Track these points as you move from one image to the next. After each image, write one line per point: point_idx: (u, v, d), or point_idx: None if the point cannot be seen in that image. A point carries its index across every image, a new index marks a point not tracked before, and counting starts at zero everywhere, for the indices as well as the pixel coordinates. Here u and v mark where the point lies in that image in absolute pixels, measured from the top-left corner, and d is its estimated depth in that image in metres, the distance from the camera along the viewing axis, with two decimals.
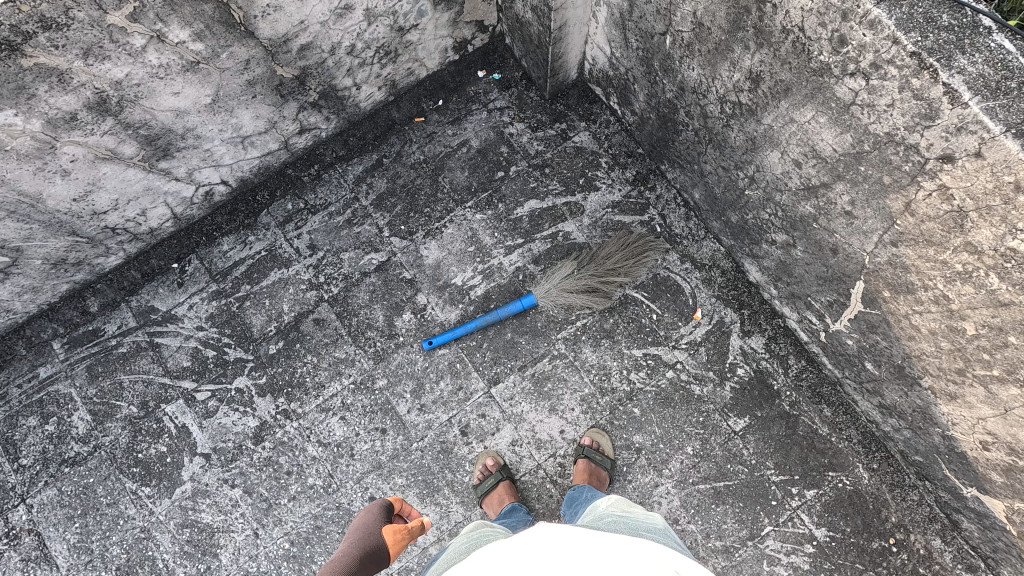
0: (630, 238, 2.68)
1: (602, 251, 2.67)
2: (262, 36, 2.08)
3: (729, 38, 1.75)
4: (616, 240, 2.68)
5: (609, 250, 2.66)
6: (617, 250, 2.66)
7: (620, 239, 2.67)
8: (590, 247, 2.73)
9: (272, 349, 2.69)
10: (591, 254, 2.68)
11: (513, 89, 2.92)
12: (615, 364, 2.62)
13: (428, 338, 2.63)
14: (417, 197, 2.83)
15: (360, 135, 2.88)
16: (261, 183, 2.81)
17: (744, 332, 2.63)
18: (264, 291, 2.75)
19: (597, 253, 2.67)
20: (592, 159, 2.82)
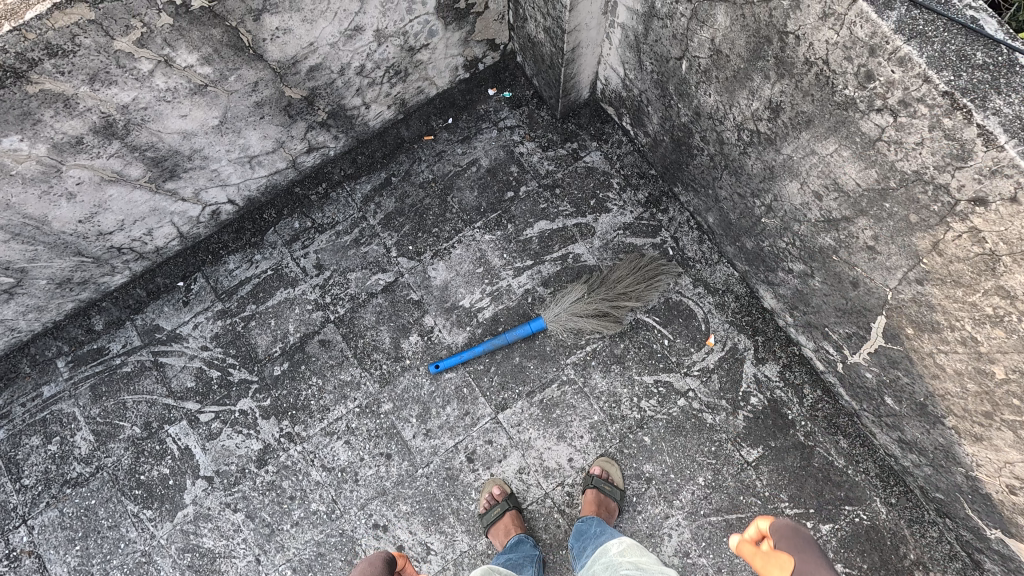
0: (642, 261, 2.62)
1: (614, 274, 2.62)
2: (270, 59, 2.03)
3: (749, 67, 1.70)
4: (628, 263, 2.62)
5: (621, 273, 2.61)
6: (629, 274, 2.60)
7: (633, 262, 2.62)
8: (601, 269, 2.68)
9: (277, 371, 2.65)
10: (602, 277, 2.63)
11: (524, 107, 2.88)
12: (626, 391, 2.57)
13: (435, 362, 2.58)
14: (425, 217, 2.79)
15: (369, 153, 2.84)
16: (268, 201, 2.79)
17: (758, 359, 2.57)
18: (269, 311, 2.71)
19: (608, 276, 2.62)
20: (604, 179, 2.78)
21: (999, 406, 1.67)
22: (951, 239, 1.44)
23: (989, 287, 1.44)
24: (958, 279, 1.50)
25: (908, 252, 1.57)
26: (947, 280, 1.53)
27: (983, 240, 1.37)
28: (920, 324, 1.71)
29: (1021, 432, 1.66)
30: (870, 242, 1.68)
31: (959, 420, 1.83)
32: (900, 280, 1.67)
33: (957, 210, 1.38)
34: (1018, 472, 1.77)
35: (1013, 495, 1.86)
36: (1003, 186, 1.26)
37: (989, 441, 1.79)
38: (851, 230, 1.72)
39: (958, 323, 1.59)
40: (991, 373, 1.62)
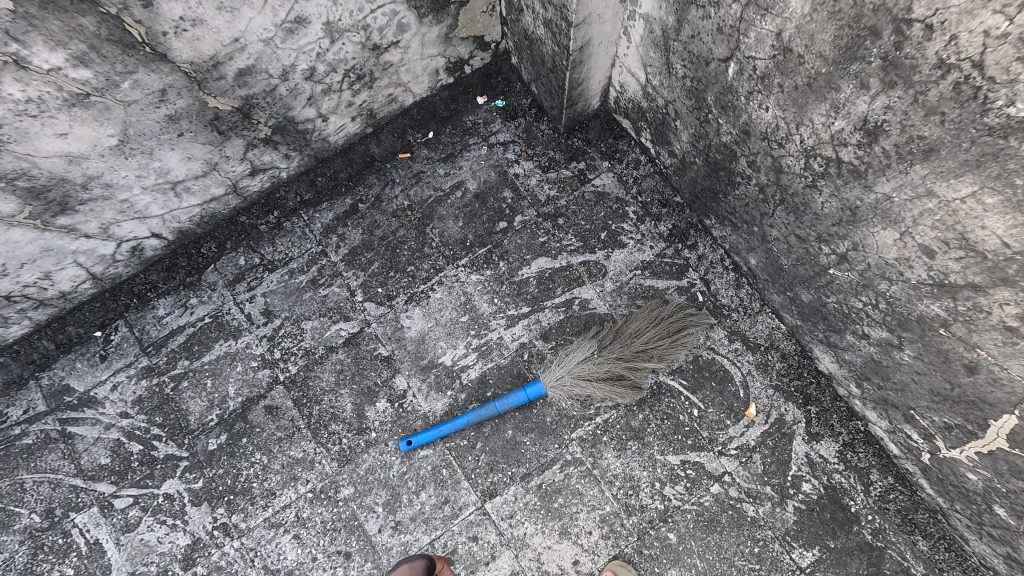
0: (665, 311, 2.11)
1: (630, 327, 2.11)
2: (180, 59, 1.60)
3: (834, 72, 1.25)
4: (648, 313, 2.12)
5: (639, 326, 2.10)
6: (649, 327, 2.09)
7: (654, 312, 2.11)
8: (614, 320, 2.17)
9: (212, 445, 2.15)
10: (615, 329, 2.11)
11: (520, 119, 2.37)
12: (645, 474, 2.06)
13: (408, 438, 2.08)
14: (399, 252, 2.29)
15: (331, 175, 2.33)
16: (207, 233, 2.28)
17: (811, 435, 2.06)
18: (206, 369, 2.22)
19: (623, 329, 2.11)
20: (617, 207, 2.27)
21: None
22: None
23: None
24: None
25: None
26: None
27: None
28: None
29: None
30: (1012, 321, 1.22)
31: None
32: None
33: None
34: None
35: None
36: None
37: None
38: (979, 301, 1.26)
39: None
40: None
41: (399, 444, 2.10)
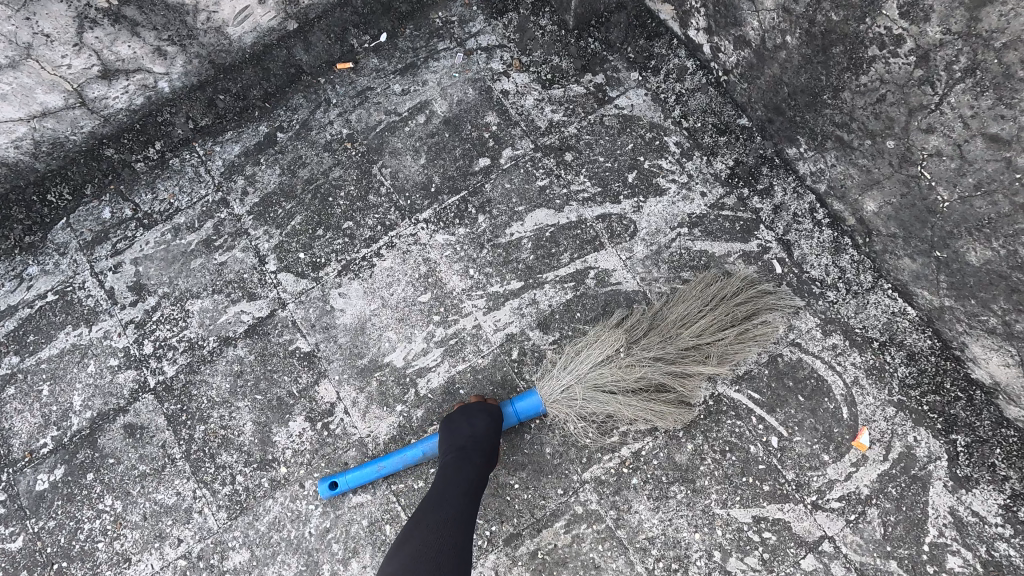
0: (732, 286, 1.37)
1: (674, 310, 1.37)
2: None
3: None
4: (703, 289, 1.38)
5: (690, 308, 1.35)
6: (705, 311, 1.35)
7: (712, 288, 1.37)
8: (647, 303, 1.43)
9: (40, 485, 1.43)
10: (650, 315, 1.37)
11: (510, 13, 1.64)
12: (697, 540, 1.32)
13: (331, 482, 1.35)
14: (331, 203, 1.57)
15: (237, 90, 1.60)
16: (53, 172, 1.57)
17: (960, 481, 1.31)
18: (42, 369, 1.50)
19: (664, 315, 1.37)
20: (651, 137, 1.53)
21: None
22: None
23: None
24: None
25: None
26: None
27: None
28: None
29: None
30: None
31: None
32: None
33: None
34: None
35: None
36: None
37: None
38: None
39: None
40: None
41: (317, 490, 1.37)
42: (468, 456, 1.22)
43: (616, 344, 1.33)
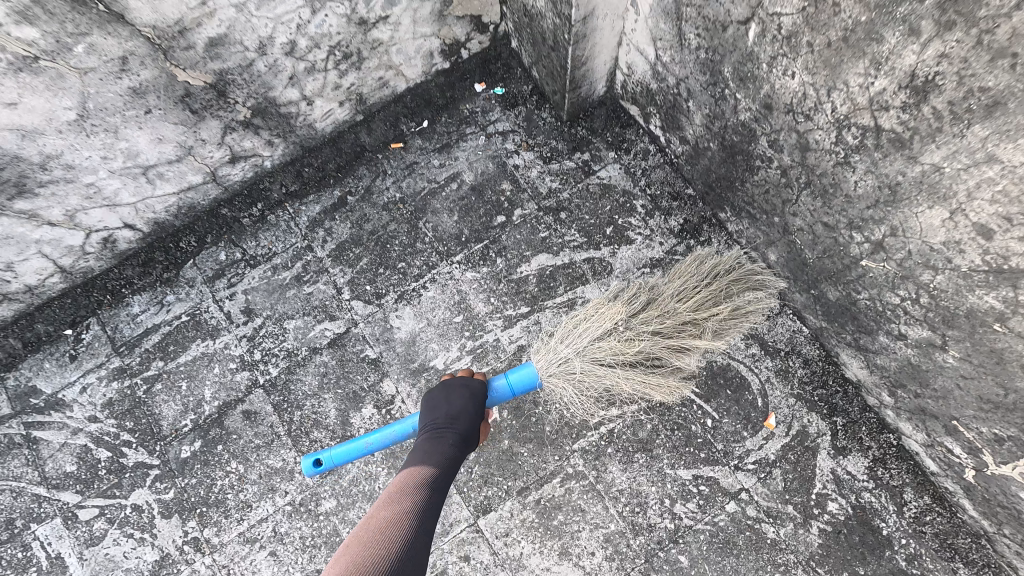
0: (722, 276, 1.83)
1: (674, 292, 1.82)
2: (140, 24, 1.42)
3: (875, 19, 1.04)
4: (700, 276, 1.83)
5: (687, 292, 1.81)
6: (695, 293, 1.81)
7: (706, 277, 1.83)
8: (654, 283, 1.86)
9: (184, 453, 1.99)
10: (655, 295, 1.81)
11: (520, 108, 2.21)
12: (654, 491, 1.87)
13: (319, 459, 1.68)
14: (389, 248, 2.13)
15: (318, 165, 2.17)
16: (185, 226, 2.12)
17: (838, 449, 1.86)
18: (182, 370, 2.06)
19: (664, 292, 1.82)
20: (624, 201, 2.09)
21: None
22: None
23: None
24: None
25: None
26: None
27: None
28: None
29: None
30: None
31: None
32: None
33: None
34: None
35: None
36: None
37: None
38: None
39: None
40: None
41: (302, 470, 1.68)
42: (449, 428, 1.56)
43: (620, 325, 1.76)
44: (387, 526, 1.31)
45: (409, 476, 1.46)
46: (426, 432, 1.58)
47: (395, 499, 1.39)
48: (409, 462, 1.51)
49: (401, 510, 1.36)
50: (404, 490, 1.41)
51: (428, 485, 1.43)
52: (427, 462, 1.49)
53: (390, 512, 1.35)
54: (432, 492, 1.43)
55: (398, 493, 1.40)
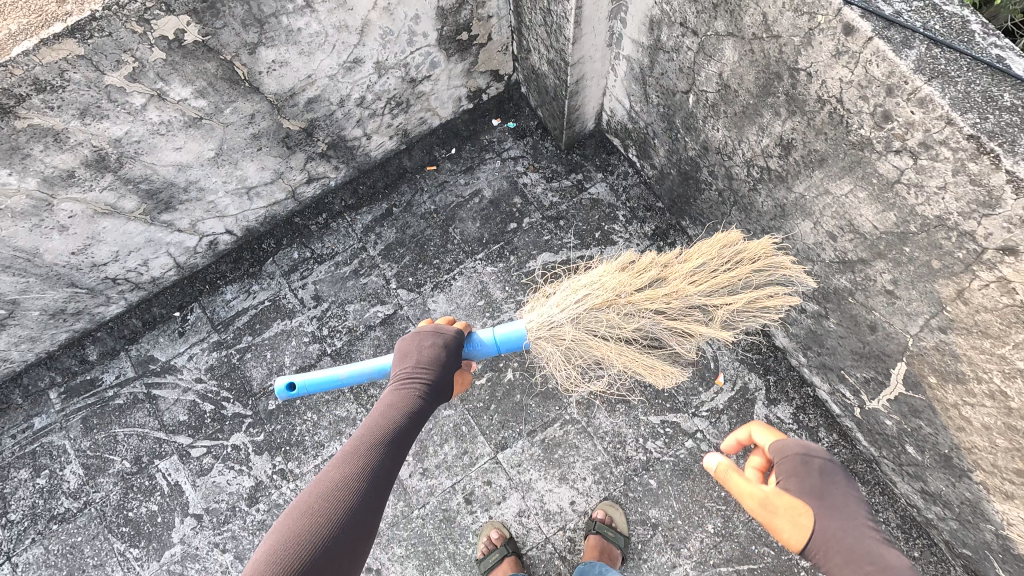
0: (748, 265, 1.91)
1: (690, 274, 1.96)
2: (267, 91, 2.01)
3: (758, 103, 1.62)
4: (720, 262, 1.95)
5: (703, 277, 1.94)
6: (710, 279, 1.93)
7: (726, 265, 1.94)
8: (673, 263, 2.01)
9: (271, 406, 2.57)
10: (668, 276, 1.98)
11: (528, 138, 2.81)
12: (631, 432, 2.47)
13: (292, 383, 1.93)
14: (426, 249, 2.70)
15: (370, 184, 2.76)
16: (267, 231, 2.71)
17: (770, 400, 2.44)
18: (266, 343, 2.64)
19: (680, 274, 1.96)
20: (609, 212, 2.65)
21: None
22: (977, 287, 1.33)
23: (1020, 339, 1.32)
24: (985, 330, 1.39)
25: (931, 298, 1.47)
26: (974, 330, 1.42)
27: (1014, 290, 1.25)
28: (943, 373, 1.61)
29: None
30: (889, 285, 1.58)
31: (988, 475, 1.71)
32: (922, 326, 1.57)
33: (984, 258, 1.27)
34: None
35: None
36: None
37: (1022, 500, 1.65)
38: (868, 272, 1.63)
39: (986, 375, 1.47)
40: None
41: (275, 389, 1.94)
42: (418, 379, 1.78)
43: (622, 300, 1.98)
44: (358, 456, 1.59)
45: (378, 420, 1.69)
46: (398, 378, 1.81)
47: (364, 438, 1.64)
48: (381, 404, 1.75)
49: (370, 442, 1.62)
50: (373, 432, 1.65)
51: (395, 426, 1.68)
52: (397, 407, 1.72)
53: (361, 447, 1.61)
54: (398, 430, 1.67)
55: (367, 433, 1.65)
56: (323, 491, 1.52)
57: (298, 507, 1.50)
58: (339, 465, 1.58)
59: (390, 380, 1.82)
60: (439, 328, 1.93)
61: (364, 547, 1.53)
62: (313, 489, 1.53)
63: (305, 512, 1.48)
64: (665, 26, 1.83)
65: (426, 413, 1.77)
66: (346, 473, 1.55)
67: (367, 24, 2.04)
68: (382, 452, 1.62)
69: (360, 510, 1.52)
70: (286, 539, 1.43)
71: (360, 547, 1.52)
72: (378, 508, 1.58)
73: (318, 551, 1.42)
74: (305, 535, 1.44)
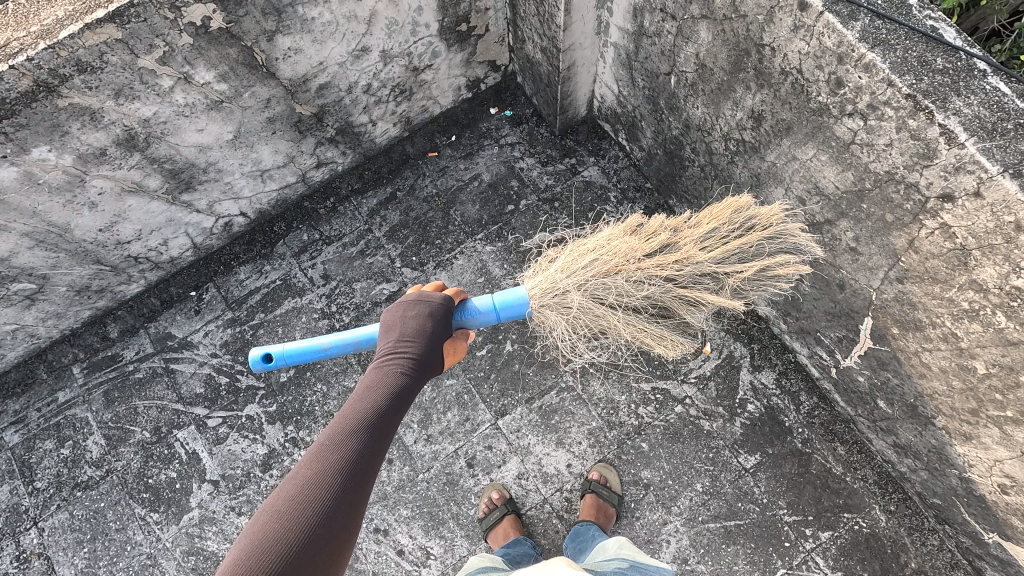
0: (760, 232, 1.98)
1: (700, 240, 2.03)
2: (283, 77, 2.23)
3: (731, 79, 1.87)
4: (731, 227, 2.02)
5: (713, 244, 2.02)
6: (722, 246, 2.01)
7: (738, 231, 2.00)
8: (686, 228, 2.06)
9: (283, 377, 2.68)
10: (682, 244, 2.03)
11: (524, 125, 2.95)
12: (624, 398, 2.58)
13: (269, 354, 1.95)
14: (428, 230, 2.81)
15: (375, 169, 2.91)
16: (278, 214, 2.86)
17: (754, 366, 2.57)
18: (277, 319, 2.75)
19: (693, 242, 2.02)
20: (601, 193, 2.79)
21: (983, 402, 1.75)
22: (925, 235, 1.56)
23: (963, 281, 1.54)
24: (935, 276, 1.61)
25: (887, 250, 1.70)
26: (925, 278, 1.64)
27: (954, 235, 1.48)
28: (904, 324, 1.81)
29: (1007, 428, 1.73)
30: (852, 243, 1.81)
31: (949, 419, 1.91)
32: (882, 279, 1.79)
33: (928, 207, 1.50)
34: (1008, 471, 1.82)
35: (1006, 495, 1.90)
36: (967, 181, 1.38)
37: (979, 440, 1.85)
38: (834, 232, 1.86)
39: (939, 320, 1.69)
40: (974, 368, 1.69)
41: (251, 360, 1.96)
42: (402, 354, 1.68)
43: (632, 268, 2.05)
44: (336, 443, 1.46)
45: (358, 403, 1.57)
46: (382, 354, 1.71)
47: (343, 423, 1.50)
48: (362, 385, 1.63)
49: (349, 427, 1.49)
50: (353, 416, 1.52)
51: (377, 407, 1.55)
52: (380, 385, 1.61)
53: (338, 434, 1.48)
54: (379, 411, 1.55)
55: (346, 418, 1.52)
56: (300, 483, 1.37)
57: (271, 506, 1.34)
58: (315, 455, 1.43)
59: (374, 357, 1.72)
60: (423, 296, 1.84)
61: (349, 541, 1.39)
62: (286, 486, 1.38)
63: (278, 511, 1.33)
64: (647, 13, 2.05)
65: (413, 389, 1.67)
66: (323, 462, 1.42)
67: (374, 14, 2.23)
68: (363, 434, 1.49)
69: (342, 501, 1.37)
70: (259, 540, 1.27)
71: (346, 540, 1.37)
72: (363, 497, 1.44)
73: (297, 550, 1.27)
74: (281, 535, 1.28)
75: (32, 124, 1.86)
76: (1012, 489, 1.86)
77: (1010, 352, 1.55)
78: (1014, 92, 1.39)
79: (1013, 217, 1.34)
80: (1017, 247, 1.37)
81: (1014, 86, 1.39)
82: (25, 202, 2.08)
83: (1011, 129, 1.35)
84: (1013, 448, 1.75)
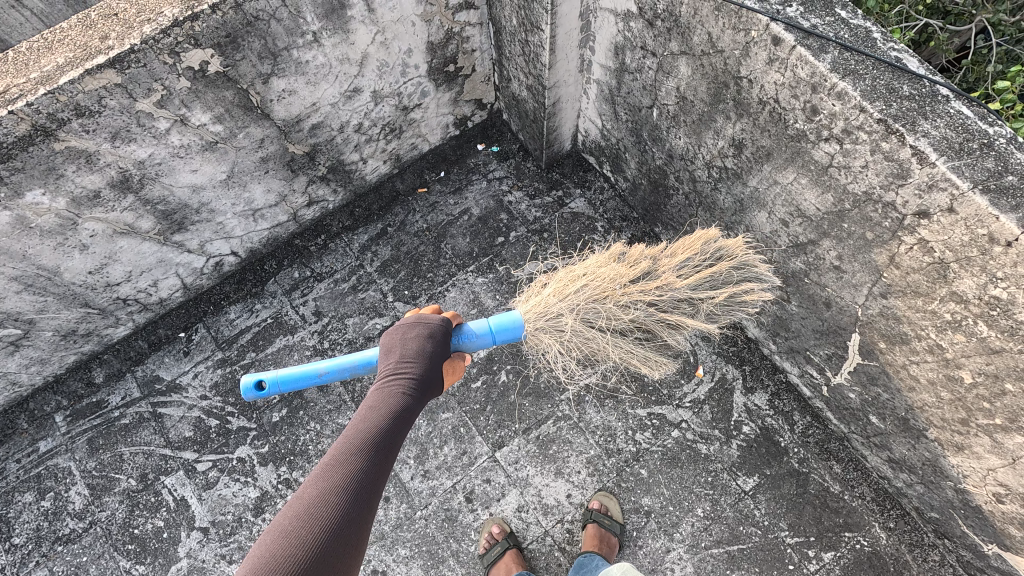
0: (728, 262, 2.13)
1: (677, 269, 2.16)
2: (277, 117, 2.28)
3: (712, 110, 1.97)
4: (702, 257, 2.16)
5: (688, 272, 2.15)
6: (698, 274, 2.14)
7: (708, 260, 2.15)
8: (663, 257, 2.19)
9: (276, 418, 2.64)
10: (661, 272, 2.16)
11: (511, 160, 3.03)
12: (620, 424, 2.58)
13: (262, 380, 1.92)
14: (420, 263, 2.84)
15: (366, 207, 2.95)
16: (269, 253, 2.86)
17: (746, 388, 2.60)
18: (268, 358, 2.72)
19: (671, 270, 2.15)
20: (589, 223, 2.86)
21: (972, 411, 1.79)
22: (904, 251, 1.63)
23: (944, 293, 1.61)
24: (917, 289, 1.67)
25: (870, 267, 1.77)
26: (908, 292, 1.70)
27: (932, 249, 1.56)
28: (890, 337, 1.87)
29: (997, 436, 1.77)
30: (836, 261, 1.88)
31: (940, 431, 1.95)
32: (866, 295, 1.85)
33: (906, 223, 1.58)
34: (1002, 479, 1.86)
35: (1002, 503, 1.93)
36: (940, 198, 1.46)
37: (971, 449, 1.88)
38: (818, 252, 1.93)
39: (923, 332, 1.75)
40: (960, 378, 1.74)
41: (244, 387, 1.92)
42: (404, 375, 1.68)
43: (619, 292, 2.14)
44: (341, 462, 1.44)
45: (361, 422, 1.56)
46: (384, 375, 1.71)
47: (347, 442, 1.49)
48: (365, 405, 1.62)
49: (354, 446, 1.48)
50: (357, 435, 1.51)
51: (380, 426, 1.54)
52: (383, 404, 1.60)
53: (343, 453, 1.47)
54: (384, 429, 1.54)
55: (350, 438, 1.51)
56: (305, 503, 1.35)
57: (278, 527, 1.32)
58: (319, 475, 1.42)
59: (375, 378, 1.71)
60: (422, 317, 1.85)
61: (355, 562, 1.36)
62: (292, 506, 1.36)
63: (283, 532, 1.30)
64: (628, 50, 2.17)
65: (416, 409, 1.66)
66: (329, 481, 1.40)
67: (366, 56, 2.31)
68: (367, 454, 1.47)
69: (348, 522, 1.36)
70: (265, 561, 1.24)
71: (352, 562, 1.35)
72: (369, 517, 1.42)
73: (303, 570, 1.25)
74: (287, 555, 1.26)
75: (27, 168, 1.87)
76: (1008, 497, 1.89)
77: (993, 360, 1.61)
78: (976, 114, 1.49)
79: (986, 230, 1.41)
80: (991, 258, 1.44)
81: (975, 109, 1.49)
82: (15, 245, 2.06)
83: (977, 148, 1.44)
84: (1006, 456, 1.79)
